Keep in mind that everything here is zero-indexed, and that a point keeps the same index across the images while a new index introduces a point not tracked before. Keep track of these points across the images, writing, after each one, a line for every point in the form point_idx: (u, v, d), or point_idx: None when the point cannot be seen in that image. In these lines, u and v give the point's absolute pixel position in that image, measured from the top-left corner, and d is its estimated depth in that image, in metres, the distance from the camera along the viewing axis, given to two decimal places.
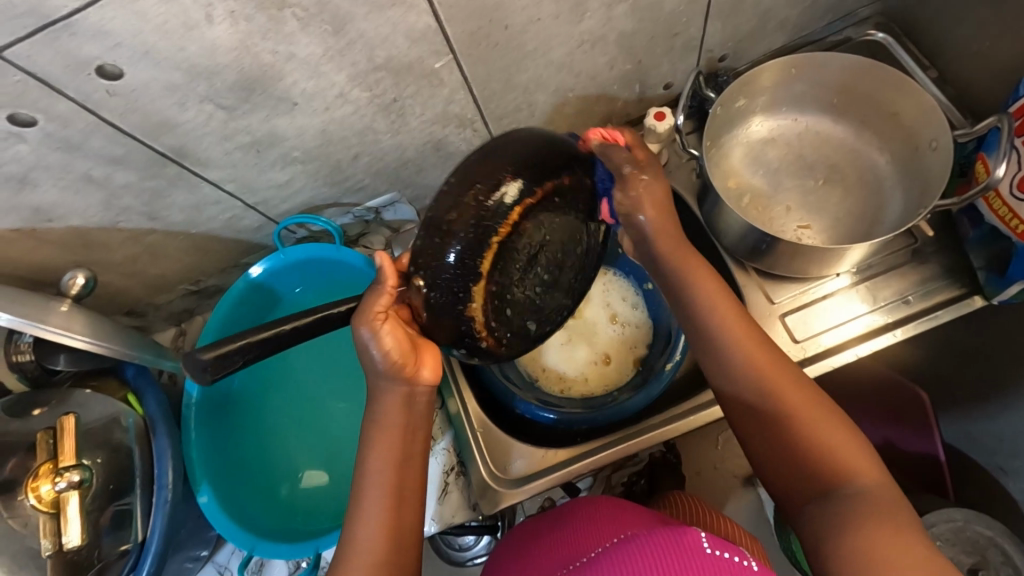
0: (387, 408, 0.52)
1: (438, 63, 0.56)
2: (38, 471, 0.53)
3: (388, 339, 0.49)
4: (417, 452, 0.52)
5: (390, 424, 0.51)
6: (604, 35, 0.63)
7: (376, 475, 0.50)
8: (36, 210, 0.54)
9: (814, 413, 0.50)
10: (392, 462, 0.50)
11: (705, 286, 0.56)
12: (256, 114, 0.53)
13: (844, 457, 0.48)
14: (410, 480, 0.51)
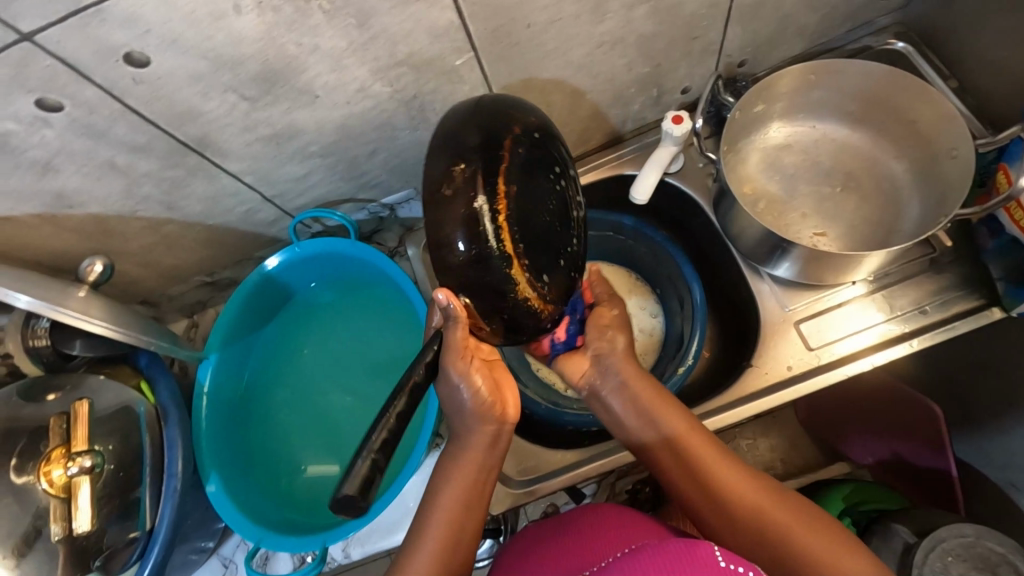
0: (469, 447, 0.57)
1: (458, 61, 0.57)
2: (51, 456, 0.54)
3: (477, 376, 0.56)
4: (486, 492, 0.58)
5: (467, 459, 0.57)
6: (624, 36, 0.63)
7: (449, 500, 0.56)
8: (58, 196, 0.55)
9: (780, 513, 0.53)
10: (464, 493, 0.56)
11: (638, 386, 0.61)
12: (278, 106, 0.54)
13: (817, 550, 0.51)
14: (475, 513, 0.56)
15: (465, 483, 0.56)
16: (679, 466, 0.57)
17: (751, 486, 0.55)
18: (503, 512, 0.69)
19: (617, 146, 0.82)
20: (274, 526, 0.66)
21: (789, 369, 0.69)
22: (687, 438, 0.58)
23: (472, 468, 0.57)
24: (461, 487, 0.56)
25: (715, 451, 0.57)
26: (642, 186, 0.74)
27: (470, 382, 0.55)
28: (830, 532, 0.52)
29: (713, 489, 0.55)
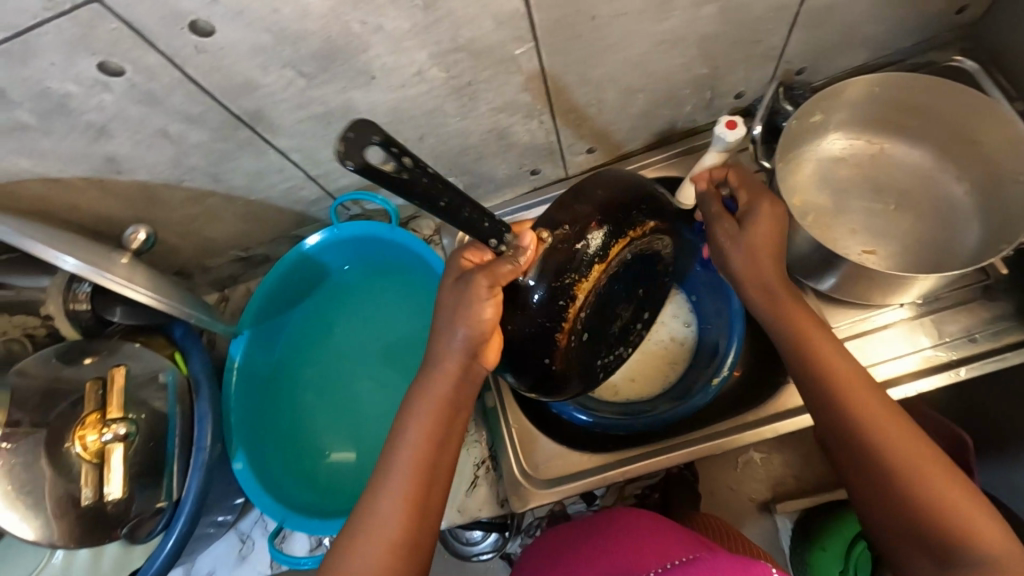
0: (438, 378, 0.53)
1: (518, 50, 0.55)
2: (86, 420, 0.54)
3: (489, 307, 0.50)
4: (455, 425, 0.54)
5: (437, 392, 0.53)
6: (685, 35, 0.61)
7: (410, 453, 0.51)
8: (108, 160, 0.54)
9: (924, 461, 0.47)
10: (428, 442, 0.52)
11: (795, 322, 0.55)
12: (333, 85, 0.53)
13: (954, 507, 0.46)
14: (444, 464, 0.52)
15: (430, 429, 0.52)
16: (821, 406, 0.52)
17: (907, 424, 0.49)
18: (527, 509, 0.68)
19: (664, 148, 0.81)
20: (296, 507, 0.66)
21: None
22: (839, 371, 0.52)
23: (446, 404, 0.53)
24: (420, 439, 0.52)
25: (860, 381, 0.51)
26: None
27: (478, 312, 0.51)
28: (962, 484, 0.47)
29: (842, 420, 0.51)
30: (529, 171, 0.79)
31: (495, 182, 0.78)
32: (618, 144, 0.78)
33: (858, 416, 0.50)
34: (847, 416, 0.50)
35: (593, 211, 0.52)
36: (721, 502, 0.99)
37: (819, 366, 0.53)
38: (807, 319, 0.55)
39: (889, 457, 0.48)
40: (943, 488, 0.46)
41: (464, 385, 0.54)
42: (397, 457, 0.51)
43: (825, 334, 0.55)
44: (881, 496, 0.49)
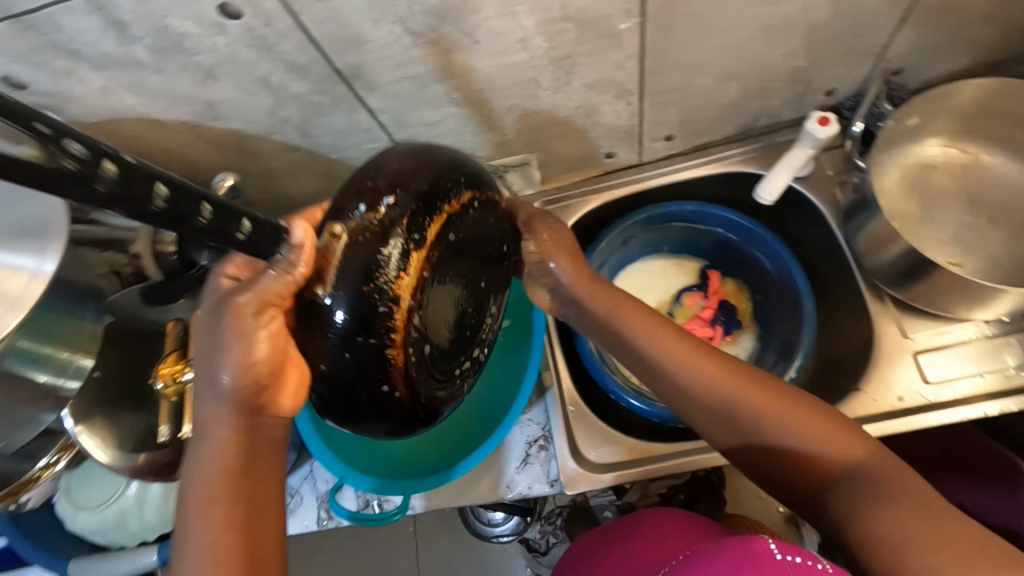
0: (209, 453, 0.45)
1: (623, 25, 0.54)
2: (167, 359, 0.54)
3: (263, 341, 0.44)
4: (246, 497, 0.45)
5: (218, 465, 0.45)
6: (792, 23, 0.59)
7: (209, 548, 0.43)
8: (209, 105, 0.55)
9: (796, 410, 0.50)
10: (219, 506, 0.44)
11: (647, 323, 0.57)
12: (437, 45, 0.52)
13: (798, 441, 0.50)
14: (265, 518, 0.46)
15: (225, 502, 0.44)
16: (686, 396, 0.54)
17: (754, 379, 0.53)
18: (579, 492, 0.68)
19: (742, 141, 0.79)
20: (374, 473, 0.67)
21: (900, 401, 0.65)
22: (661, 335, 0.57)
23: (237, 469, 0.45)
24: (221, 512, 0.44)
25: (678, 339, 0.56)
26: (772, 187, 0.72)
27: (251, 344, 0.44)
28: (817, 415, 0.50)
29: (696, 396, 0.54)
30: (604, 154, 0.77)
31: (570, 162, 0.77)
32: (697, 134, 0.76)
33: (692, 376, 0.54)
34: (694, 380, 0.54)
35: (408, 198, 0.43)
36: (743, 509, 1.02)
37: (735, 396, 0.52)
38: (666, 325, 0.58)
39: (762, 416, 0.51)
40: (887, 507, 0.45)
41: (253, 451, 0.47)
42: (200, 521, 0.44)
43: (710, 354, 0.55)
44: (837, 517, 0.47)
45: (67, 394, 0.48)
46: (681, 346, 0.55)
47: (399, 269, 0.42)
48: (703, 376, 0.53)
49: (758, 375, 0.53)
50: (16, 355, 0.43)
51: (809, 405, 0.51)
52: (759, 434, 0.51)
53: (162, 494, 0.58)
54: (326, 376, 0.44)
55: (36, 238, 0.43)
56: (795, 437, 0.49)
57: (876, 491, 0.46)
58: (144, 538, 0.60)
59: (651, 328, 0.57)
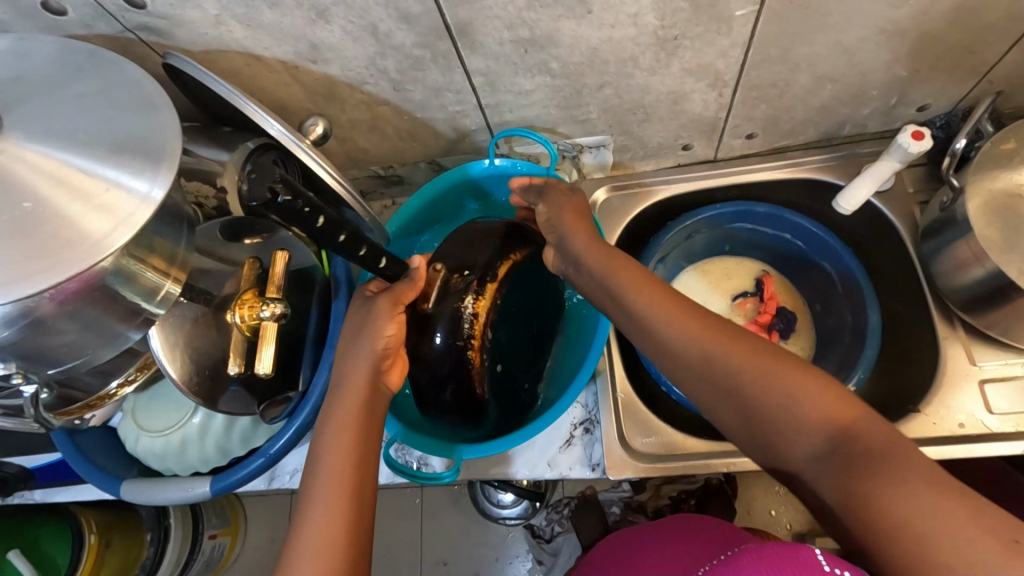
0: (348, 393, 0.54)
1: (739, 10, 0.53)
2: (244, 296, 0.55)
3: (393, 324, 0.56)
4: (372, 437, 0.53)
5: (346, 409, 0.53)
6: (907, 29, 0.57)
7: (330, 478, 0.50)
8: (311, 46, 0.55)
9: (790, 374, 0.48)
10: (346, 459, 0.51)
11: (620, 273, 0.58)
12: (551, 11, 0.52)
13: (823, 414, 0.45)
14: (369, 471, 0.51)
15: (347, 445, 0.51)
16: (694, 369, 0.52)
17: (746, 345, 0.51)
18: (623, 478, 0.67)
19: (822, 149, 0.77)
20: (412, 428, 0.66)
21: (961, 427, 0.64)
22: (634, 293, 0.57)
23: (356, 423, 0.53)
24: (341, 460, 0.50)
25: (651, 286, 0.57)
26: (853, 198, 0.73)
27: (380, 329, 0.56)
28: (821, 386, 0.46)
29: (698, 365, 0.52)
30: (681, 146, 0.76)
31: (645, 149, 0.76)
32: (779, 136, 0.75)
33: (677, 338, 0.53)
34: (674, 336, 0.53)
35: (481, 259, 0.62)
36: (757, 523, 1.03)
37: (749, 379, 0.49)
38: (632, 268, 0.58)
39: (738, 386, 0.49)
40: (899, 490, 0.39)
41: (374, 404, 0.54)
42: (324, 467, 0.50)
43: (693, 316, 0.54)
44: (838, 503, 0.43)
45: (154, 315, 0.49)
46: (671, 303, 0.55)
47: (481, 291, 0.60)
48: (732, 368, 0.50)
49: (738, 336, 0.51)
50: (115, 274, 0.43)
51: (835, 392, 0.46)
52: (787, 424, 0.46)
53: (223, 431, 0.61)
54: (433, 365, 0.59)
55: (150, 161, 0.43)
56: (811, 415, 0.45)
57: (868, 464, 0.41)
58: (196, 470, 0.62)
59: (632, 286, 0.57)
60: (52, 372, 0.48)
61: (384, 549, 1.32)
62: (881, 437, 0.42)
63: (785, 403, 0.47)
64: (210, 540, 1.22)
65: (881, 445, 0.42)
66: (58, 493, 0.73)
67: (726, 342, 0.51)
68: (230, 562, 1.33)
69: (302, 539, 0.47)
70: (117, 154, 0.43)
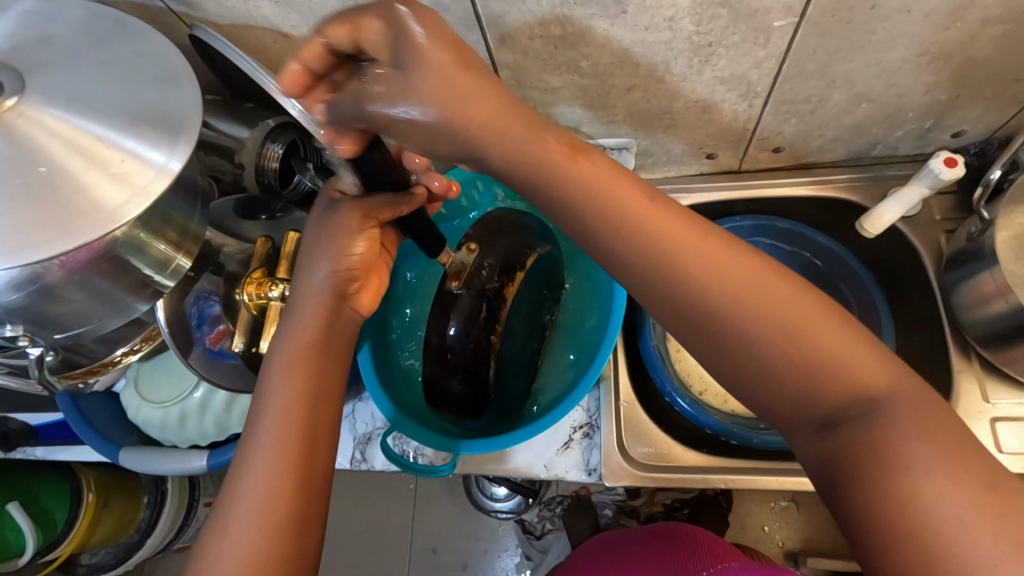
0: (302, 322, 0.50)
1: (779, 21, 0.52)
2: (253, 275, 0.55)
3: (364, 242, 0.52)
4: (330, 375, 0.50)
5: (300, 338, 0.49)
6: (951, 53, 0.55)
7: (275, 415, 0.46)
8: None
9: (786, 296, 0.37)
10: (299, 398, 0.47)
11: (605, 176, 0.39)
12: (586, 8, 0.51)
13: (823, 367, 0.35)
14: (320, 420, 0.47)
15: (299, 383, 0.47)
16: (691, 317, 0.38)
17: (764, 272, 0.37)
18: (619, 486, 0.67)
19: (851, 168, 0.75)
20: (414, 419, 0.66)
21: None
22: (623, 198, 0.39)
23: (309, 359, 0.49)
24: (291, 397, 0.47)
25: (650, 201, 0.39)
26: (877, 222, 0.70)
27: (344, 247, 0.52)
28: (822, 314, 0.36)
29: (694, 305, 0.38)
30: (706, 154, 0.74)
31: (669, 155, 0.75)
32: (808, 151, 0.73)
33: (687, 271, 0.38)
34: (688, 266, 0.38)
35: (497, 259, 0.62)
36: (749, 538, 1.03)
37: (752, 327, 0.36)
38: (620, 168, 0.40)
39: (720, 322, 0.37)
40: (924, 472, 0.31)
41: (335, 333, 0.51)
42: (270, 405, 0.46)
43: (710, 237, 0.38)
44: (830, 479, 0.35)
45: (162, 288, 0.50)
46: (662, 217, 0.38)
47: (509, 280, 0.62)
48: (732, 309, 0.37)
49: (766, 265, 0.38)
50: (125, 242, 0.43)
51: (849, 323, 0.36)
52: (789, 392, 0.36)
53: (223, 408, 0.61)
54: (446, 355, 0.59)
55: (169, 133, 0.43)
56: (816, 361, 0.35)
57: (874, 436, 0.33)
58: (194, 443, 0.62)
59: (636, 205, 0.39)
60: (58, 337, 0.48)
61: (375, 531, 1.33)
62: (895, 400, 0.34)
63: (781, 342, 0.36)
64: (206, 506, 1.24)
65: (887, 409, 0.34)
66: (59, 453, 0.74)
67: (741, 267, 0.37)
68: None
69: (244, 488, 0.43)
70: (135, 125, 0.42)
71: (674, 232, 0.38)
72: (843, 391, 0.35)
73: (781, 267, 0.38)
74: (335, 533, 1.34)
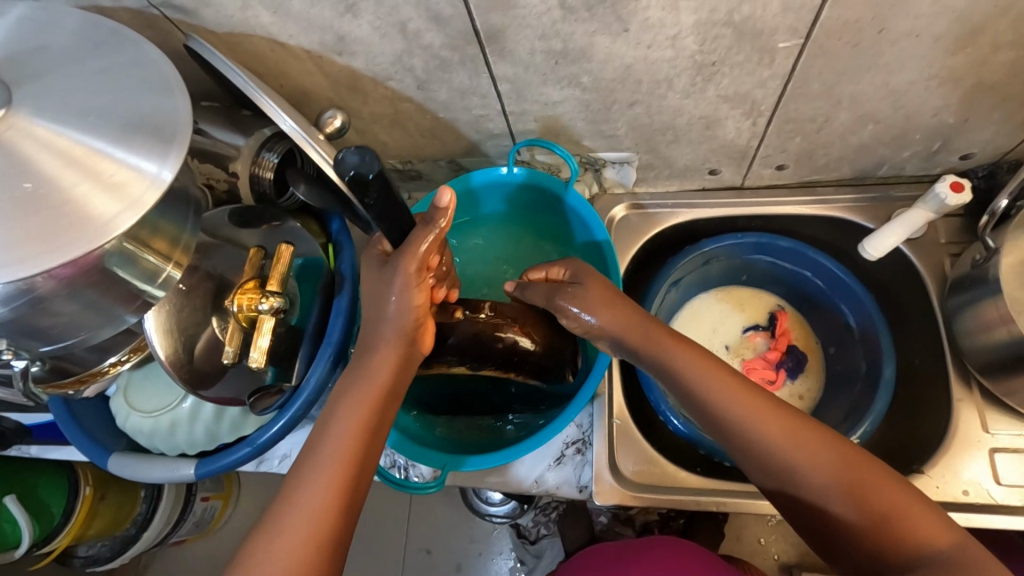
0: (377, 362, 0.53)
1: (784, 42, 0.51)
2: (244, 285, 0.55)
3: (422, 292, 0.53)
4: (388, 416, 0.53)
5: (374, 379, 0.53)
6: (960, 77, 0.54)
7: (335, 444, 0.49)
8: (338, 39, 0.53)
9: (847, 462, 0.48)
10: (358, 435, 0.50)
11: (687, 354, 0.55)
12: (587, 25, 0.50)
13: (887, 521, 0.45)
14: (371, 458, 0.51)
15: (360, 420, 0.51)
16: (780, 478, 0.50)
17: (828, 446, 0.49)
18: (609, 505, 0.66)
19: (855, 187, 0.74)
20: (405, 433, 0.66)
21: (964, 494, 0.62)
22: (710, 377, 0.53)
23: (370, 397, 0.52)
24: (351, 428, 0.50)
25: (733, 383, 0.53)
26: (879, 244, 0.69)
27: (410, 298, 0.52)
28: (882, 480, 0.47)
29: (778, 470, 0.50)
30: (708, 169, 0.73)
31: (671, 170, 0.74)
32: (812, 170, 0.72)
33: (762, 436, 0.50)
34: (757, 435, 0.50)
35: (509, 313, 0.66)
36: (743, 551, 1.02)
37: (824, 490, 0.48)
38: (703, 352, 0.55)
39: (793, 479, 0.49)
40: None
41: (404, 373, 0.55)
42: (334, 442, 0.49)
43: (781, 414, 0.51)
44: None
45: (152, 299, 0.49)
46: (764, 411, 0.51)
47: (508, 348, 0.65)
48: (804, 468, 0.49)
49: (813, 428, 0.50)
50: (117, 254, 0.43)
51: (899, 484, 0.47)
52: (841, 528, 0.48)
53: (212, 417, 0.61)
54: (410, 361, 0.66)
55: (160, 145, 0.42)
56: (851, 511, 0.47)
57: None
58: (182, 451, 0.62)
59: (711, 380, 0.53)
60: (44, 349, 0.48)
61: (370, 531, 1.33)
62: (935, 544, 0.44)
63: (849, 503, 0.47)
64: (202, 502, 1.25)
65: (924, 546, 0.44)
66: (53, 451, 0.74)
67: (804, 433, 0.50)
68: (220, 524, 1.36)
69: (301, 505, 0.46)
70: (126, 137, 0.42)
71: (756, 410, 0.51)
72: (909, 541, 0.44)
73: (836, 434, 0.50)
74: None
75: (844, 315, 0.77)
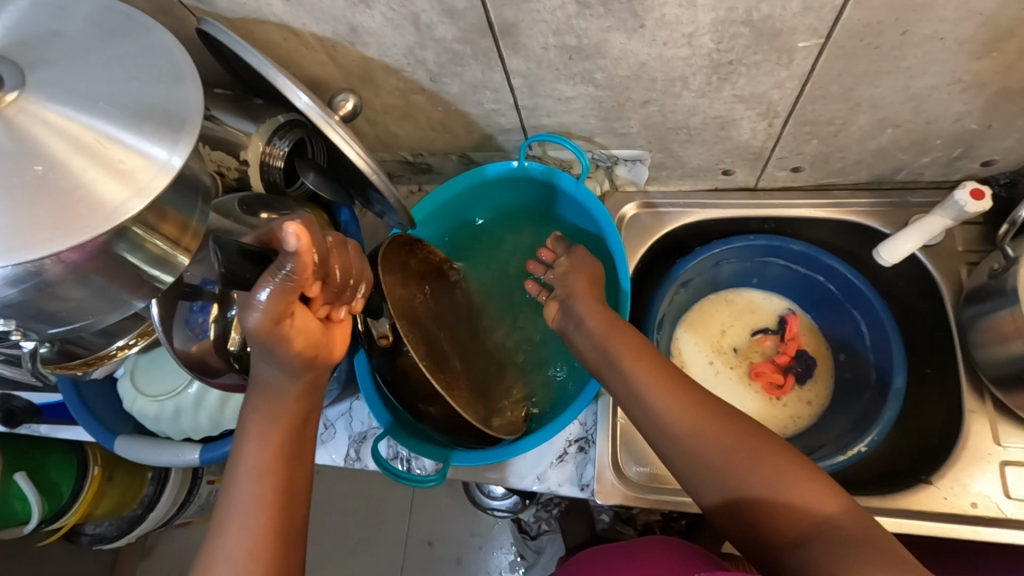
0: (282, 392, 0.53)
1: (804, 43, 0.50)
2: None
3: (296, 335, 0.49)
4: (302, 443, 0.53)
5: (279, 411, 0.52)
6: (985, 82, 0.53)
7: (250, 491, 0.49)
8: (351, 29, 0.53)
9: (755, 442, 0.50)
10: (273, 473, 0.50)
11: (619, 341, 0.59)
12: (602, 21, 0.49)
13: (787, 495, 0.47)
14: (293, 493, 0.51)
15: (270, 456, 0.51)
16: (688, 459, 0.51)
17: (735, 427, 0.51)
18: (610, 504, 0.66)
19: (872, 192, 0.73)
20: (405, 427, 0.66)
21: (972, 507, 0.61)
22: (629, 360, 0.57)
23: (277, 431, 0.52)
24: (262, 468, 0.50)
25: (652, 369, 0.56)
26: (894, 251, 0.68)
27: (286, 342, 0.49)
28: (785, 458, 0.49)
29: (691, 450, 0.51)
30: (722, 170, 0.72)
31: (684, 170, 0.73)
32: (828, 173, 0.71)
33: (677, 420, 0.53)
34: (673, 415, 0.53)
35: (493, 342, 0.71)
36: None
37: (731, 466, 0.49)
38: (633, 340, 0.59)
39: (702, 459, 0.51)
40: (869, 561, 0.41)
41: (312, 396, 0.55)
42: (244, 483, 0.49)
43: (692, 400, 0.54)
44: None
45: (161, 285, 0.49)
46: (675, 396, 0.54)
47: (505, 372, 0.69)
48: (710, 445, 0.51)
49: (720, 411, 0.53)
50: (126, 240, 0.43)
51: (803, 464, 0.48)
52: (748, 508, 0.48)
53: (217, 405, 0.62)
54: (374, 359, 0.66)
55: (170, 132, 0.42)
56: (764, 487, 0.48)
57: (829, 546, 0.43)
58: (189, 436, 0.63)
59: (638, 365, 0.57)
60: (53, 332, 0.48)
61: (373, 520, 1.34)
62: (833, 521, 0.45)
63: (755, 478, 0.48)
64: (208, 485, 1.26)
65: (823, 519, 0.45)
66: (63, 432, 0.75)
67: (713, 415, 0.52)
68: None
69: (220, 550, 0.47)
70: (137, 123, 0.42)
71: (668, 394, 0.54)
72: (809, 514, 0.46)
73: (744, 418, 0.52)
74: (333, 519, 1.35)
75: (855, 321, 0.76)
